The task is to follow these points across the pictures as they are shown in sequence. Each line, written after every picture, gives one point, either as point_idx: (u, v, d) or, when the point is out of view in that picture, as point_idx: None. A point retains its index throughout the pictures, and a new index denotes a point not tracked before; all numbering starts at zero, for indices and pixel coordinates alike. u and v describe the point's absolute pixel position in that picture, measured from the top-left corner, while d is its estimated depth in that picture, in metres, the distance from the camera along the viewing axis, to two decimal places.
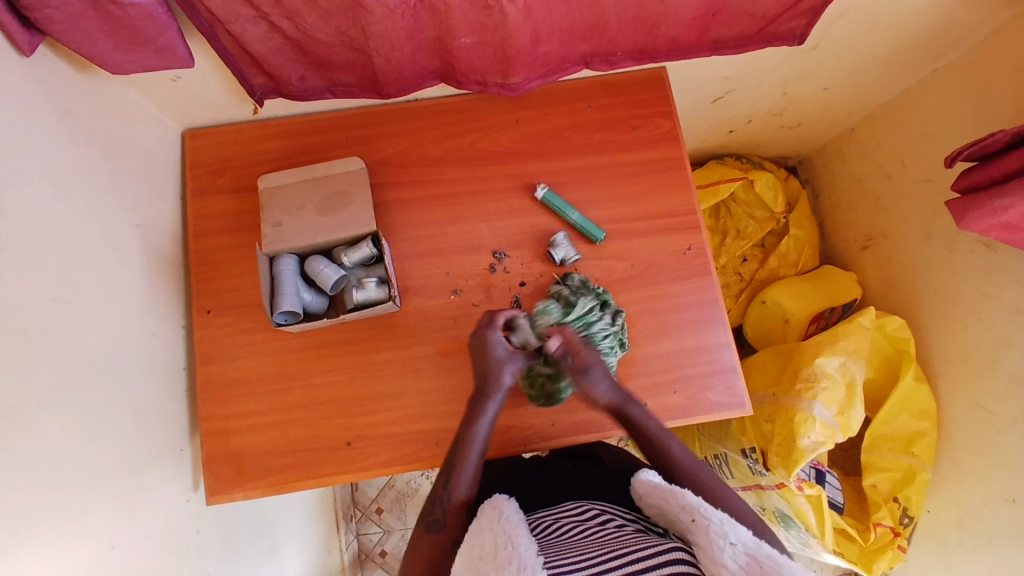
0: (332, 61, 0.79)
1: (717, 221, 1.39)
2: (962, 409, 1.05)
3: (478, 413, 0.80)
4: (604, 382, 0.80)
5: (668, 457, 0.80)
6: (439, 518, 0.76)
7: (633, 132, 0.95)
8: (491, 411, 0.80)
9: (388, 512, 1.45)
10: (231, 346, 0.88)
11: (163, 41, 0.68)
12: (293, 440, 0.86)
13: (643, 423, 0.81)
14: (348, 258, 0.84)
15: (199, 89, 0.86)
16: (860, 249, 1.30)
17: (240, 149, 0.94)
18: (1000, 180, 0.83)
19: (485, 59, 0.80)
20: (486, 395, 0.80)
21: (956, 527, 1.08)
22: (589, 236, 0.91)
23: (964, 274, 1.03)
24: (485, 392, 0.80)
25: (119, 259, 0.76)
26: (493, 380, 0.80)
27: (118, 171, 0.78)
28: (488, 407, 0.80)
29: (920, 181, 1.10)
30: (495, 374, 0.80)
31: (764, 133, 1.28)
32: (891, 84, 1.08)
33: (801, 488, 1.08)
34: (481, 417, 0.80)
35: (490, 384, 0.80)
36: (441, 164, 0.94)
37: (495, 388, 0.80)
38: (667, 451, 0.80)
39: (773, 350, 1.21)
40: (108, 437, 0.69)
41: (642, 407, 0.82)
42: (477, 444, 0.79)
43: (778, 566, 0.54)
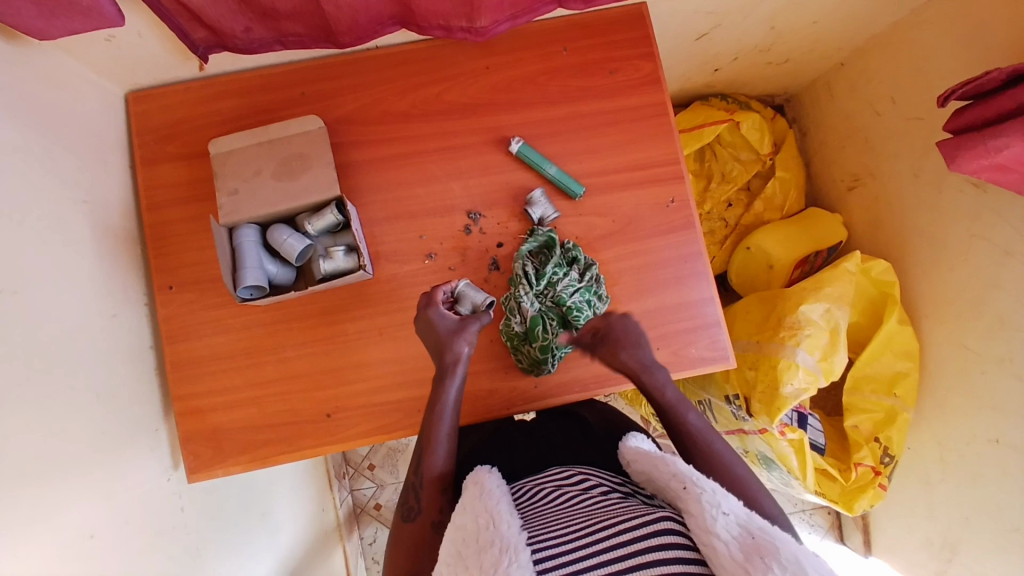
0: (277, 10, 0.72)
1: (702, 164, 1.34)
2: (949, 350, 1.05)
3: (439, 393, 0.77)
4: (631, 348, 0.81)
5: (686, 425, 0.79)
6: (413, 505, 0.75)
7: (611, 76, 0.89)
8: (455, 389, 0.78)
9: (380, 467, 1.46)
10: (199, 323, 0.85)
11: (87, 1, 0.60)
12: (272, 415, 0.84)
13: (660, 391, 0.80)
14: (312, 226, 0.79)
15: (137, 48, 0.78)
16: (846, 189, 1.27)
17: (189, 111, 0.88)
18: (994, 120, 0.79)
19: (446, 1, 0.73)
20: (443, 374, 0.78)
21: (937, 465, 1.10)
22: (568, 192, 0.87)
23: (953, 214, 1.00)
24: (443, 372, 0.78)
25: (68, 241, 0.71)
26: (446, 352, 0.77)
27: (58, 145, 0.72)
28: (447, 385, 0.78)
29: (910, 119, 1.05)
30: (445, 352, 0.77)
31: (750, 71, 1.22)
32: (884, 16, 1.02)
33: (784, 433, 1.10)
34: (441, 398, 0.77)
35: (444, 362, 0.78)
36: (407, 119, 0.88)
37: (450, 365, 0.78)
38: (682, 419, 0.79)
39: (757, 297, 1.20)
40: (74, 428, 0.66)
41: (665, 373, 0.81)
42: (445, 424, 0.76)
43: (772, 539, 0.52)
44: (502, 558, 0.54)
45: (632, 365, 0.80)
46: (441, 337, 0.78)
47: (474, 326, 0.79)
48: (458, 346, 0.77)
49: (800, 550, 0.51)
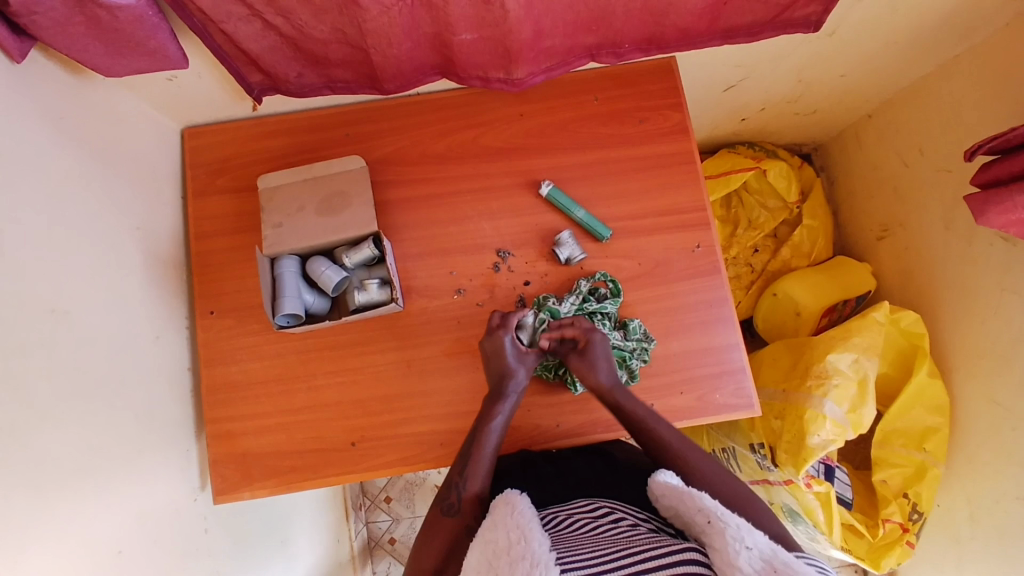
0: (328, 58, 0.77)
1: (728, 211, 1.35)
2: (977, 407, 1.03)
3: (497, 405, 0.79)
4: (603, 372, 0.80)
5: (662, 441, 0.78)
6: (455, 503, 0.76)
7: (640, 125, 0.92)
8: (511, 407, 0.81)
9: (397, 501, 1.46)
10: (236, 347, 0.88)
11: (154, 44, 0.66)
12: (299, 441, 0.86)
13: (630, 408, 0.80)
14: (349, 259, 0.83)
15: (197, 88, 0.84)
16: (875, 239, 1.27)
17: (240, 148, 0.93)
18: (1019, 175, 0.80)
19: (485, 53, 0.78)
20: (502, 389, 0.80)
21: (968, 524, 1.06)
22: (595, 234, 0.89)
23: (984, 267, 1.00)
24: (502, 387, 0.80)
25: (120, 264, 0.76)
26: (508, 377, 0.80)
27: (116, 175, 0.77)
28: (505, 400, 0.80)
29: (938, 171, 1.06)
30: (509, 370, 0.80)
31: (778, 120, 1.24)
32: (911, 71, 1.04)
33: (810, 485, 1.08)
34: (497, 414, 0.79)
35: (505, 377, 0.80)
36: (443, 160, 0.92)
37: (510, 381, 0.80)
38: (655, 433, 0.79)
39: (785, 344, 1.19)
40: (111, 443, 0.69)
41: (626, 391, 0.81)
42: (492, 439, 0.78)
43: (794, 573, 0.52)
44: (531, 572, 0.55)
45: (601, 388, 0.81)
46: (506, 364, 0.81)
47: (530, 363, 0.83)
48: (518, 370, 0.81)
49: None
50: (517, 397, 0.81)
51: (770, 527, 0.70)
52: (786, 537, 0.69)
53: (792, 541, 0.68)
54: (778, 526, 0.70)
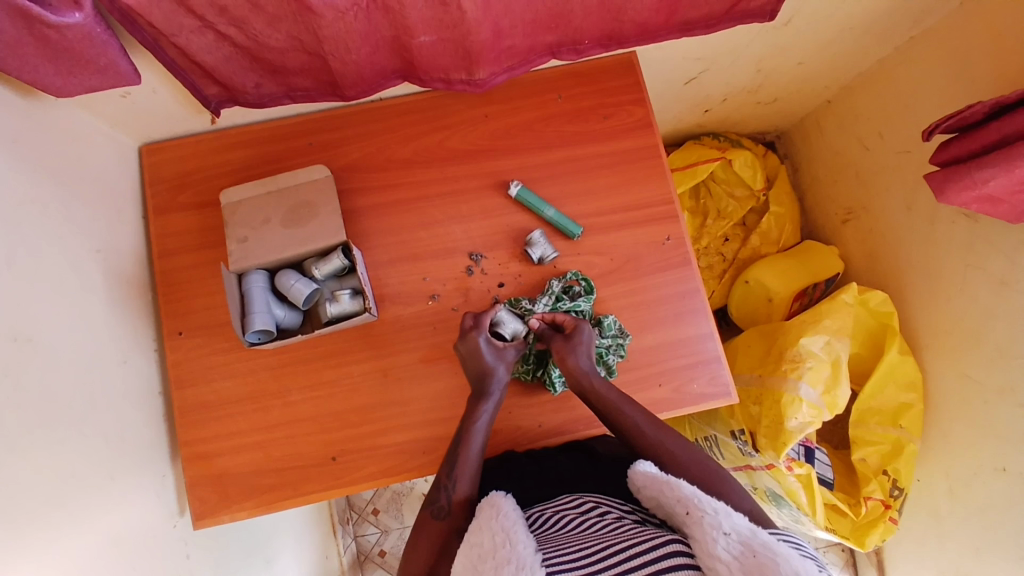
0: (286, 67, 0.76)
1: (697, 202, 1.37)
2: (950, 380, 1.05)
3: (481, 403, 0.79)
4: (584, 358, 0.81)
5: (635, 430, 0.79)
6: (444, 505, 0.75)
7: (605, 121, 0.93)
8: (495, 405, 0.80)
9: (385, 512, 1.45)
10: (208, 367, 0.86)
11: (106, 60, 0.64)
12: (278, 459, 0.84)
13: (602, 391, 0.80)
14: (319, 270, 0.82)
15: (152, 104, 0.82)
16: (840, 222, 1.30)
17: (201, 162, 0.91)
18: (978, 152, 0.82)
19: (446, 56, 0.77)
20: (484, 388, 0.80)
21: (946, 496, 1.09)
22: (566, 232, 0.89)
23: (946, 245, 1.02)
24: (483, 386, 0.80)
25: (81, 288, 0.73)
26: (489, 374, 0.80)
27: (72, 197, 0.75)
28: (487, 397, 0.79)
29: (898, 153, 1.09)
30: (488, 368, 0.80)
31: (741, 111, 1.26)
32: (866, 56, 1.06)
33: (791, 468, 1.09)
34: (479, 415, 0.79)
35: (484, 373, 0.80)
36: (410, 166, 0.91)
37: (490, 377, 0.80)
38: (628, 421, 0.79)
39: (759, 330, 1.21)
40: (82, 473, 0.67)
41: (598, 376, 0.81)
42: (476, 439, 0.77)
43: (773, 556, 0.52)
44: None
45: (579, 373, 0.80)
46: (487, 363, 0.80)
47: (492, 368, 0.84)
48: (498, 366, 0.80)
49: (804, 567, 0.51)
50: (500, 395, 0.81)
51: (739, 504, 0.71)
52: (756, 512, 0.70)
53: (761, 516, 0.69)
54: (746, 501, 0.71)
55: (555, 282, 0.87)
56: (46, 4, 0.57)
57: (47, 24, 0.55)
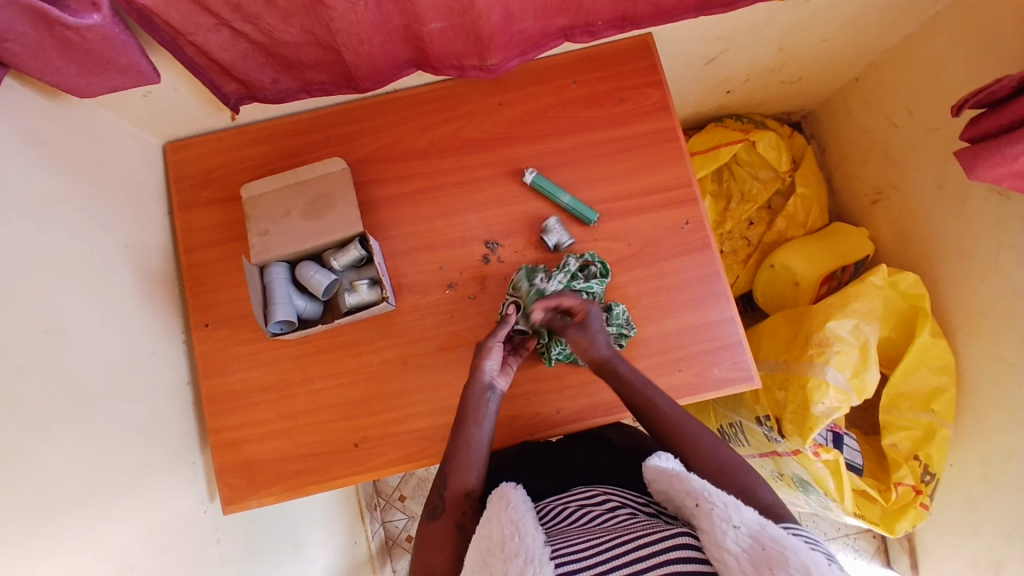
0: (301, 61, 0.77)
1: (720, 185, 1.34)
2: (982, 363, 1.02)
3: (476, 402, 0.79)
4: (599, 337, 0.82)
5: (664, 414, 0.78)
6: (438, 505, 0.75)
7: (621, 105, 0.92)
8: (491, 402, 0.80)
9: (411, 498, 1.47)
10: (234, 358, 0.89)
11: (126, 61, 0.66)
12: (302, 445, 0.87)
13: (630, 377, 0.80)
14: (337, 261, 0.83)
15: (173, 103, 0.84)
16: (870, 203, 1.25)
17: (222, 158, 0.93)
18: (1010, 127, 0.78)
19: (457, 42, 0.77)
20: (477, 387, 0.80)
21: (980, 480, 1.05)
22: (582, 218, 0.88)
23: (979, 223, 0.98)
24: (476, 384, 0.80)
25: (111, 284, 0.76)
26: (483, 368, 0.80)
27: (100, 196, 0.77)
28: (479, 398, 0.79)
29: (927, 130, 1.05)
30: (478, 364, 0.80)
31: (764, 90, 1.23)
32: (893, 30, 1.02)
33: (818, 454, 1.07)
34: (472, 419, 0.78)
35: (475, 372, 0.80)
36: (426, 156, 0.92)
37: (481, 376, 0.80)
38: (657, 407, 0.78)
39: (785, 315, 1.19)
40: (115, 460, 0.70)
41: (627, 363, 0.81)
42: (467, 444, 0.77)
43: (782, 550, 0.52)
44: (525, 570, 0.55)
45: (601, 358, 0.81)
46: (478, 357, 0.80)
47: (514, 364, 0.84)
48: (487, 362, 0.80)
49: (813, 560, 0.51)
50: (494, 391, 0.81)
51: (761, 498, 0.70)
52: (777, 506, 0.69)
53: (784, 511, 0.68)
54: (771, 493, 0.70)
55: (572, 260, 0.85)
56: (66, 8, 0.58)
57: (67, 26, 0.57)
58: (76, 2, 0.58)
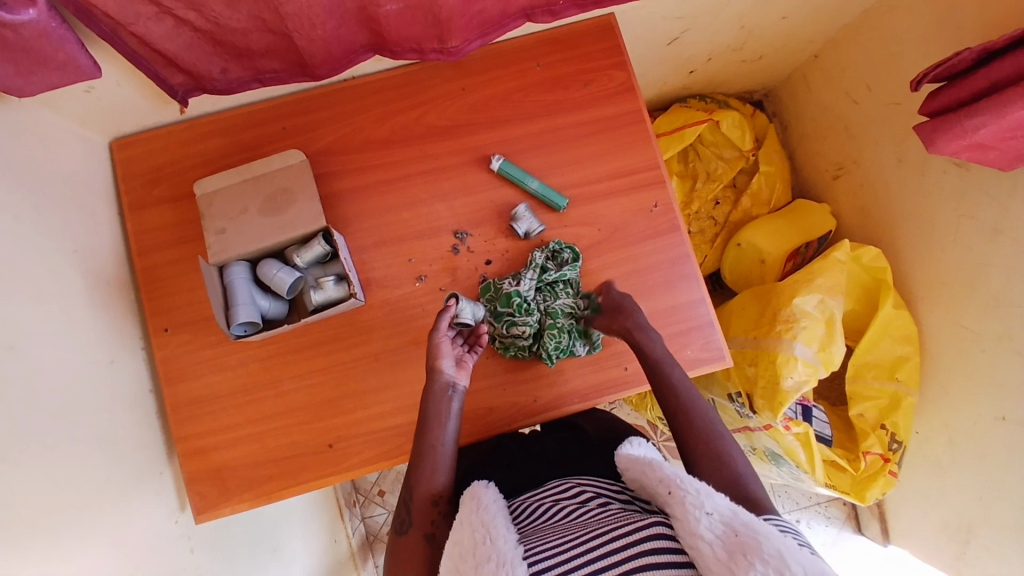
0: (251, 49, 0.73)
1: (686, 165, 1.34)
2: (945, 331, 1.05)
3: (435, 403, 0.77)
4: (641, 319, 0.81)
5: (670, 386, 0.79)
6: (405, 519, 0.75)
7: (586, 88, 0.90)
8: (453, 402, 0.78)
9: (390, 492, 1.46)
10: (198, 362, 0.85)
11: (63, 56, 0.61)
12: (274, 449, 0.84)
13: (647, 348, 0.79)
14: (301, 258, 0.80)
15: (117, 97, 0.80)
16: (832, 178, 1.28)
17: (173, 155, 0.89)
18: (968, 100, 0.80)
19: (416, 24, 0.74)
20: (437, 387, 0.78)
21: (947, 447, 1.09)
22: (551, 205, 0.87)
23: (939, 195, 1.01)
24: (434, 385, 0.78)
25: (61, 293, 0.72)
26: (437, 371, 0.78)
27: (45, 199, 0.72)
28: (438, 403, 0.77)
29: (887, 104, 1.07)
30: (433, 365, 0.78)
31: (727, 69, 1.23)
32: (852, 5, 1.03)
33: (789, 427, 1.10)
34: (433, 425, 0.77)
35: (432, 374, 0.78)
36: (388, 145, 0.89)
37: (437, 379, 0.78)
38: (667, 377, 0.79)
39: (752, 292, 1.20)
40: (77, 477, 0.66)
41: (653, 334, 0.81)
42: (434, 450, 0.76)
43: (755, 536, 0.53)
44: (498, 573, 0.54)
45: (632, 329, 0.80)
46: (432, 357, 0.78)
47: (472, 360, 0.82)
48: (441, 360, 0.78)
49: (784, 543, 0.52)
50: (456, 389, 0.79)
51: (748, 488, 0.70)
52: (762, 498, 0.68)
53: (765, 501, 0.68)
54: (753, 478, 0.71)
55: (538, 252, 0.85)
56: (0, 4, 0.53)
57: (1, 23, 0.52)
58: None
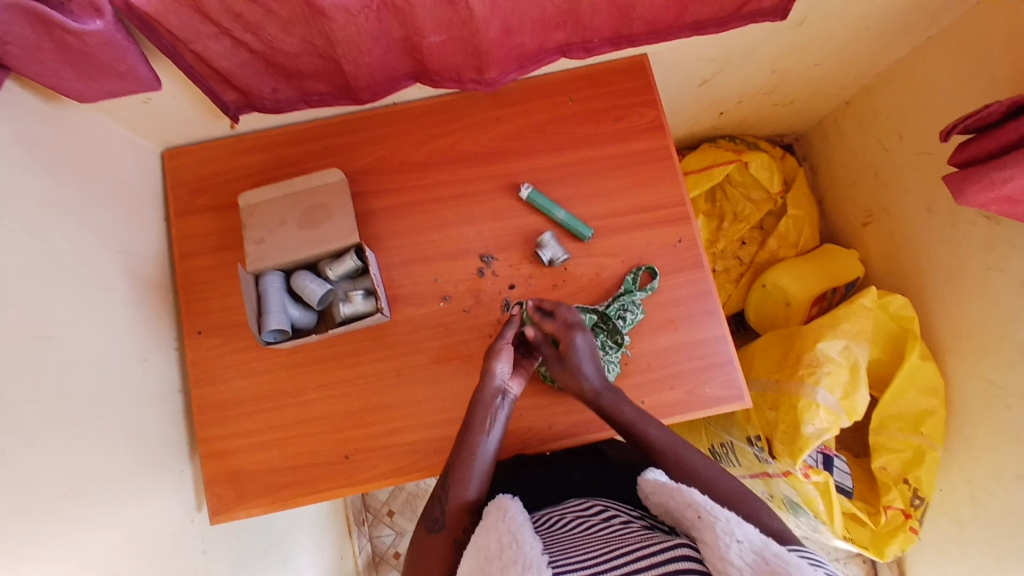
0: (301, 72, 0.78)
1: (714, 205, 1.35)
2: (970, 384, 1.03)
3: (484, 409, 0.78)
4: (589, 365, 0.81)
5: (651, 446, 0.77)
6: (438, 518, 0.74)
7: (616, 123, 0.93)
8: (501, 411, 0.80)
9: (400, 514, 1.45)
10: (226, 366, 0.88)
11: (125, 67, 0.66)
12: (291, 457, 0.86)
13: (617, 410, 0.79)
14: (332, 271, 0.83)
15: (172, 110, 0.85)
16: (860, 225, 1.27)
17: (219, 167, 0.94)
18: (999, 151, 0.80)
19: (456, 55, 0.78)
20: (488, 392, 0.79)
21: (969, 503, 1.05)
22: (577, 234, 0.89)
23: (968, 246, 1.00)
24: (486, 390, 0.79)
25: (102, 290, 0.75)
26: (491, 376, 0.80)
27: (95, 201, 0.77)
28: (489, 408, 0.79)
29: (917, 154, 1.07)
30: (490, 367, 0.80)
31: (757, 112, 1.25)
32: (884, 55, 1.04)
33: (808, 475, 1.07)
34: (482, 428, 0.78)
35: (486, 375, 0.80)
36: (423, 169, 0.93)
37: (493, 380, 0.79)
38: (644, 436, 0.78)
39: (776, 334, 1.19)
40: (101, 466, 0.69)
41: (618, 394, 0.81)
42: (478, 453, 0.77)
43: (787, 565, 0.52)
44: None
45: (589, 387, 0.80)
46: (489, 361, 0.80)
47: (529, 369, 0.86)
48: (499, 365, 0.80)
49: None
50: (506, 398, 0.81)
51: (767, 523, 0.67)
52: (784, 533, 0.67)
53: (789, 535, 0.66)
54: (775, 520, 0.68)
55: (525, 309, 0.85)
56: (67, 12, 0.59)
57: (67, 30, 0.57)
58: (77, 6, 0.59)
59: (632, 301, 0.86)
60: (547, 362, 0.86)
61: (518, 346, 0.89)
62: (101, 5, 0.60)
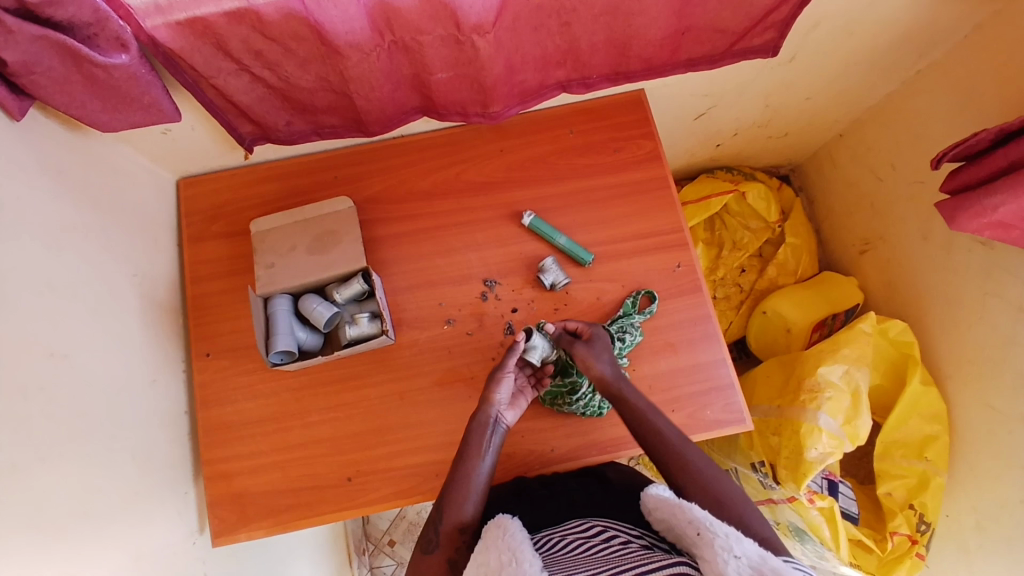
0: (315, 106, 0.82)
1: (713, 233, 1.38)
2: (972, 412, 1.03)
3: (479, 433, 0.79)
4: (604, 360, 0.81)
5: (664, 440, 0.78)
6: (432, 539, 0.75)
7: (615, 154, 0.96)
8: (495, 435, 0.80)
9: (401, 544, 1.44)
10: (233, 389, 0.89)
11: (149, 99, 0.70)
12: (294, 479, 0.86)
13: (633, 403, 0.79)
14: (340, 295, 0.86)
15: (189, 141, 0.89)
16: (858, 252, 1.29)
17: (232, 195, 0.97)
18: (988, 178, 0.83)
19: (462, 90, 0.82)
20: (483, 417, 0.80)
21: (974, 532, 1.03)
22: (578, 259, 0.92)
23: (964, 273, 1.02)
24: (481, 416, 0.80)
25: (117, 312, 0.78)
26: (489, 404, 0.80)
27: (113, 227, 0.80)
28: (485, 432, 0.79)
29: (912, 182, 1.09)
30: (489, 396, 0.80)
31: (753, 144, 1.28)
32: (874, 88, 1.08)
33: (812, 501, 1.06)
34: (476, 452, 0.78)
35: (484, 401, 0.81)
36: (428, 198, 0.96)
37: (490, 407, 0.80)
38: (656, 430, 0.78)
39: (777, 361, 1.20)
40: (109, 486, 0.70)
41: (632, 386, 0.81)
42: (471, 477, 0.77)
43: None
44: None
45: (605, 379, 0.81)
46: (489, 389, 0.81)
47: (527, 397, 0.86)
48: (496, 394, 0.81)
49: None
50: (500, 424, 0.81)
51: (757, 531, 0.70)
52: (774, 541, 0.70)
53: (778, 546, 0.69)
54: (766, 529, 0.71)
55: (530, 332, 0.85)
56: (95, 45, 0.62)
57: (96, 64, 0.62)
58: (105, 43, 0.62)
59: (630, 323, 0.88)
60: (546, 387, 0.86)
61: (527, 368, 0.89)
62: (127, 41, 0.63)
